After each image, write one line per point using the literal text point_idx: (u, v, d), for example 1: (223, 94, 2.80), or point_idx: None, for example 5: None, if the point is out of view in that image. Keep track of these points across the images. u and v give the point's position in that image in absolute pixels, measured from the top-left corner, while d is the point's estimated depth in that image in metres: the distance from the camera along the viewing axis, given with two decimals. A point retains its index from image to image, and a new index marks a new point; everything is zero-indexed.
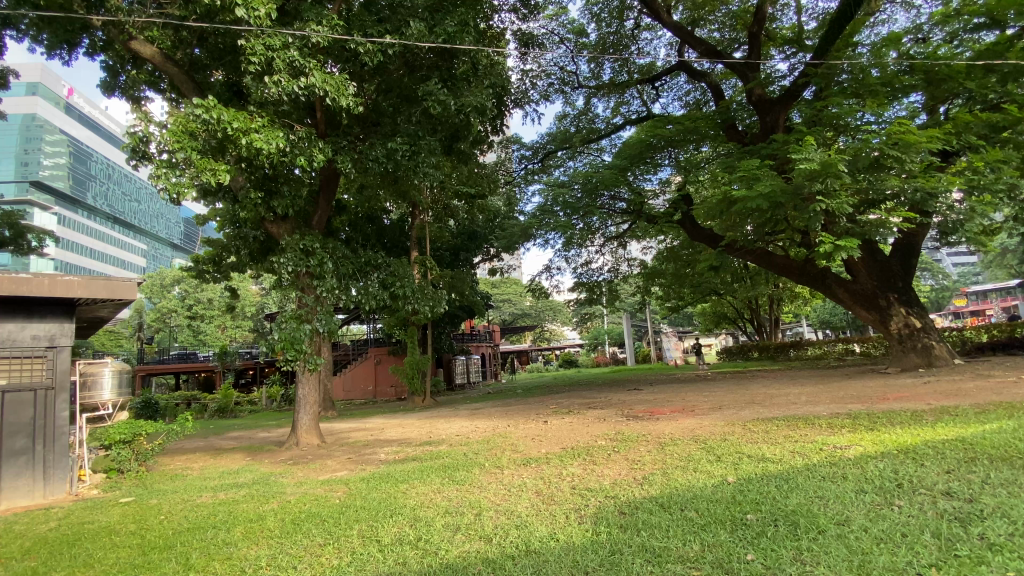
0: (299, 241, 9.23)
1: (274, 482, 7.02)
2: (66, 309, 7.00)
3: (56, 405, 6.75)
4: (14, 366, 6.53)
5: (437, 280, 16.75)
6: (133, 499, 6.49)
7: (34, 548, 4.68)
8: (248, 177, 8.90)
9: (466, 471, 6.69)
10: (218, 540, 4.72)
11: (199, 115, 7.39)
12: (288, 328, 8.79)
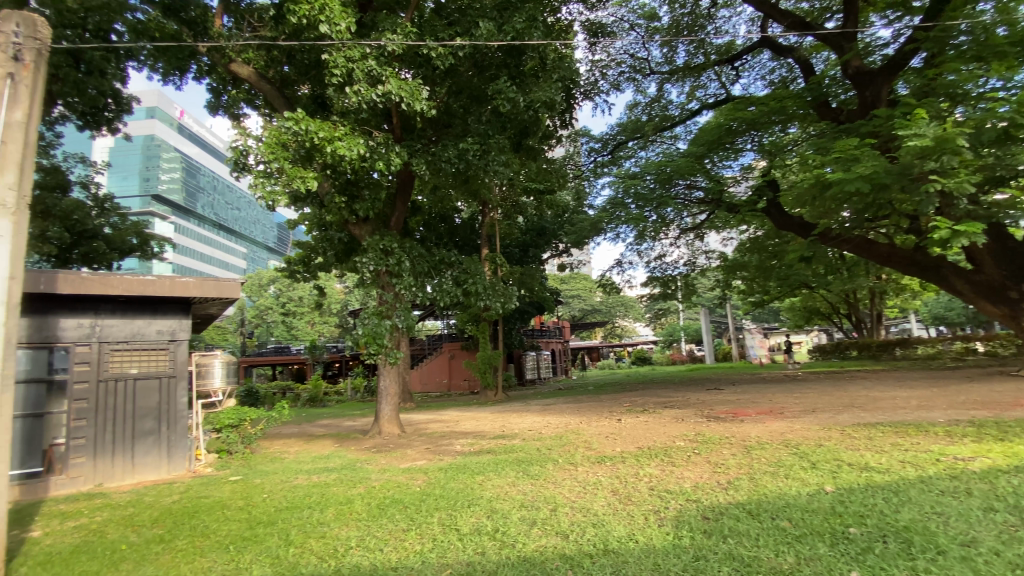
0: (379, 242, 9.74)
1: (360, 468, 7.47)
2: (182, 307, 7.87)
3: (177, 392, 7.65)
4: (145, 356, 7.48)
5: (507, 277, 16.95)
6: (240, 478, 7.21)
7: (162, 518, 5.32)
8: (333, 183, 9.49)
9: (540, 466, 6.72)
10: (314, 519, 5.11)
11: (291, 127, 8.01)
12: (371, 323, 9.35)
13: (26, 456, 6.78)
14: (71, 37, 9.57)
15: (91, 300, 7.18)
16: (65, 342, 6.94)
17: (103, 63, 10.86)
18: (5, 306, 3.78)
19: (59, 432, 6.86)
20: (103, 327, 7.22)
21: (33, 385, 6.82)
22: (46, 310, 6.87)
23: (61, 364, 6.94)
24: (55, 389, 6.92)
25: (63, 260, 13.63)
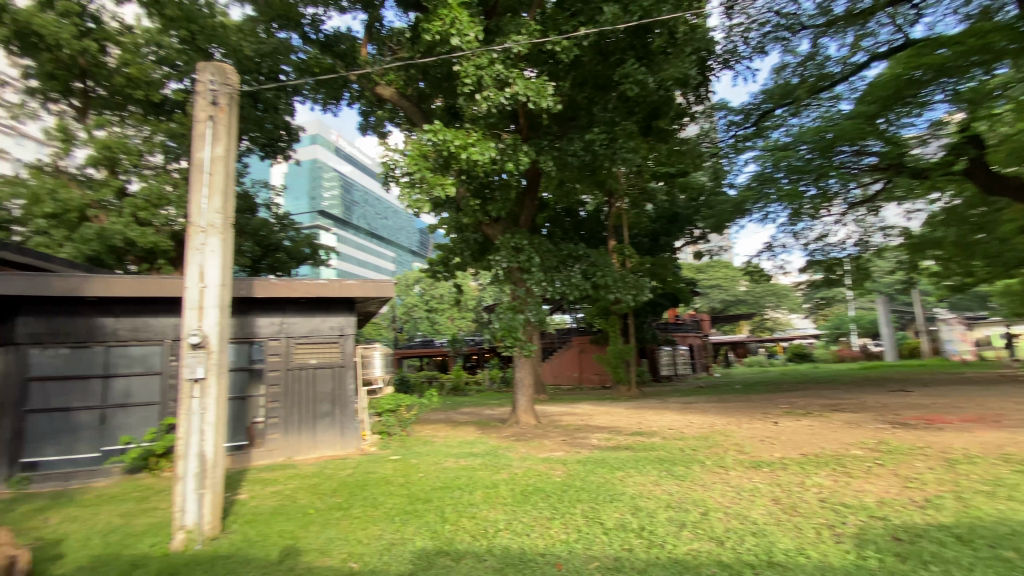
0: (511, 240, 10.10)
1: (502, 456, 7.84)
2: (347, 305, 9.03)
3: (346, 379, 8.82)
4: (321, 349, 8.75)
5: (638, 269, 16.38)
6: (400, 457, 8.07)
7: (341, 488, 6.16)
8: (467, 187, 10.05)
9: (686, 467, 6.37)
10: (465, 500, 5.48)
11: (430, 139, 8.67)
12: (506, 317, 9.75)
13: (235, 432, 8.18)
14: (250, 82, 11.22)
15: (279, 302, 8.56)
16: (262, 337, 8.40)
17: (274, 101, 13.06)
18: (218, 307, 4.68)
19: (258, 412, 8.31)
20: (289, 324, 8.58)
21: (238, 372, 8.36)
22: (247, 311, 8.38)
23: (258, 356, 8.42)
24: (254, 376, 8.43)
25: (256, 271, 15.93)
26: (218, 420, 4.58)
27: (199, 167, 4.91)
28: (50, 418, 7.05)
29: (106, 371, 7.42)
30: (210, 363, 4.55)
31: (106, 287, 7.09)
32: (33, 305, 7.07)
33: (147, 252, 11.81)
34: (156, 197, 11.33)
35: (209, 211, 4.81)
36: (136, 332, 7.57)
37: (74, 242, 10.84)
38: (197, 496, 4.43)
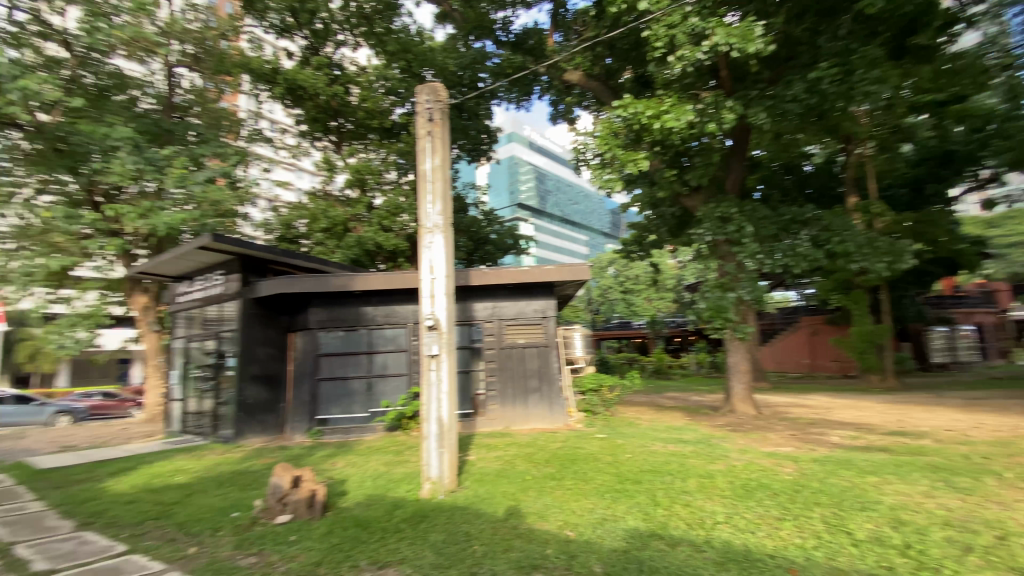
0: (716, 209, 9.17)
1: (717, 445, 7.26)
2: (548, 289, 9.52)
3: (551, 358, 9.34)
4: (528, 330, 9.43)
5: (891, 231, 13.15)
6: (607, 436, 8.18)
7: (553, 460, 6.55)
8: (662, 159, 9.49)
9: (978, 481, 4.90)
10: (677, 486, 5.25)
11: (621, 115, 8.39)
12: (714, 296, 9.02)
13: (463, 401, 9.31)
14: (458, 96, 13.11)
15: (492, 288, 9.47)
16: (479, 320, 9.42)
17: (475, 107, 14.75)
18: (444, 295, 5.40)
19: (480, 385, 9.37)
20: (500, 308, 9.46)
21: (463, 351, 9.45)
22: (468, 297, 9.45)
23: (478, 336, 9.44)
24: (475, 353, 9.45)
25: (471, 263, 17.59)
26: (451, 390, 5.32)
27: (423, 177, 5.71)
28: (334, 383, 9.21)
29: (369, 348, 9.30)
30: (442, 342, 5.30)
31: (365, 282, 8.93)
32: (320, 299, 9.28)
33: (389, 253, 14.40)
34: (393, 208, 13.65)
35: (433, 213, 5.56)
36: (388, 317, 9.33)
37: (342, 248, 13.66)
38: (438, 454, 5.21)
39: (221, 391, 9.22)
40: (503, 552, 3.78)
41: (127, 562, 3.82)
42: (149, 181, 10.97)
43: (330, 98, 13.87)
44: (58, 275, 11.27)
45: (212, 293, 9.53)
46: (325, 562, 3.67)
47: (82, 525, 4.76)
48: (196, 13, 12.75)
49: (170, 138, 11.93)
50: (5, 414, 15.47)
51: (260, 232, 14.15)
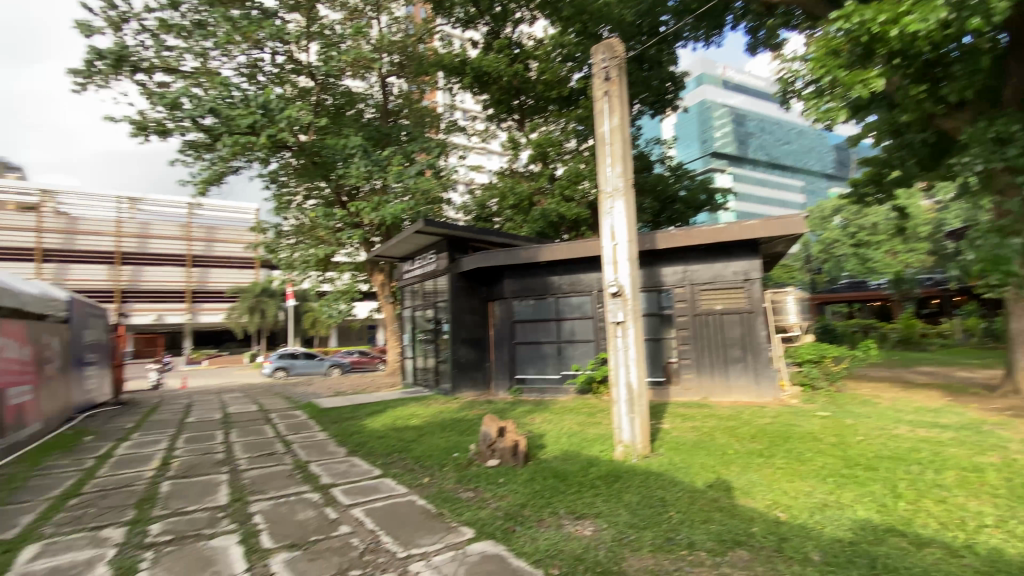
0: (989, 130, 6.88)
1: (994, 434, 5.63)
2: (749, 249, 8.51)
3: (756, 325, 8.39)
4: (725, 294, 8.64)
5: None
6: (829, 414, 7.05)
7: (759, 435, 5.96)
8: (905, 73, 7.45)
9: None
10: (929, 480, 4.27)
11: (841, 29, 6.81)
12: (988, 245, 6.57)
13: (654, 368, 9.22)
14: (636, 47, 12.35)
15: (682, 252, 8.92)
16: (668, 286, 9.06)
17: (657, 55, 13.73)
18: (628, 260, 5.29)
19: (672, 353, 9.08)
20: (692, 272, 8.87)
21: (651, 318, 9.30)
22: (653, 263, 9.18)
23: (667, 303, 9.13)
24: (665, 320, 9.18)
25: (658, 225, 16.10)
26: (639, 357, 5.24)
27: (602, 140, 5.61)
28: (528, 347, 9.98)
29: (558, 315, 9.74)
30: (627, 308, 5.22)
31: (551, 253, 9.28)
32: (512, 272, 10.06)
33: (573, 222, 14.65)
34: (574, 176, 13.68)
35: (613, 176, 5.43)
36: (573, 285, 9.57)
37: (529, 222, 14.37)
38: (629, 419, 5.23)
39: (440, 352, 10.82)
40: (701, 523, 3.64)
41: (382, 484, 4.85)
42: (376, 180, 13.21)
43: (511, 78, 14.54)
44: (323, 261, 14.65)
45: (426, 270, 11.12)
46: (529, 505, 4.07)
47: (352, 451, 6.19)
48: (399, 26, 14.64)
49: (387, 140, 14.12)
50: (302, 365, 21.08)
51: (461, 214, 15.94)
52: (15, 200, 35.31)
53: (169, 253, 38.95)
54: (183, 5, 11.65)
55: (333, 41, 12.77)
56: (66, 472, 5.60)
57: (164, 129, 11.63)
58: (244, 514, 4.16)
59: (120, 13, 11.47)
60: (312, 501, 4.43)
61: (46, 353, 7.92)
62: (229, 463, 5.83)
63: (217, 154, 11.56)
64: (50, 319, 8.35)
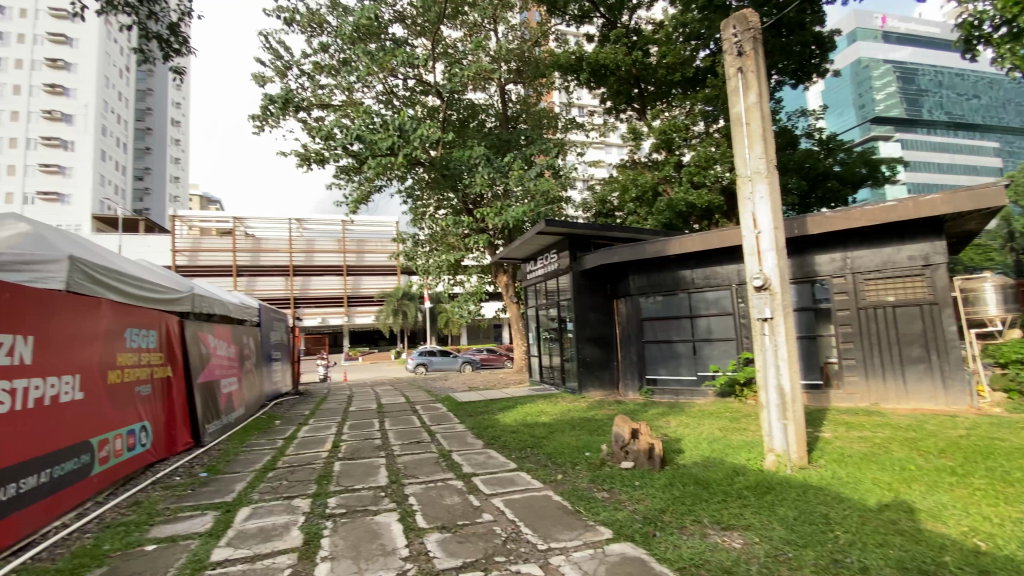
0: None
1: None
2: (931, 228, 7.15)
3: (944, 319, 7.03)
4: (900, 283, 7.37)
5: None
6: None
7: (949, 450, 4.99)
8: None
9: None
10: None
11: None
12: None
13: (808, 370, 8.22)
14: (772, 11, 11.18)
15: (841, 236, 7.80)
16: (825, 276, 7.97)
17: (797, 16, 12.25)
18: (774, 250, 4.80)
19: (832, 352, 7.99)
20: (854, 259, 7.70)
21: (804, 313, 8.27)
22: (804, 250, 8.16)
23: (823, 296, 8.06)
24: (821, 315, 8.10)
25: (805, 207, 14.31)
26: (791, 357, 4.73)
27: (738, 121, 5.18)
28: (659, 346, 9.59)
29: (691, 312, 9.21)
30: (776, 303, 4.75)
31: (681, 246, 8.79)
32: (638, 268, 9.75)
33: (703, 212, 13.70)
34: (704, 161, 12.77)
35: (753, 159, 4.97)
36: (708, 279, 8.97)
37: (654, 214, 13.74)
38: (782, 426, 4.74)
39: (565, 350, 10.89)
40: (875, 546, 3.15)
41: (518, 477, 5.05)
42: (499, 185, 13.78)
43: (630, 67, 14.10)
44: (454, 266, 15.64)
45: (549, 269, 11.26)
46: (669, 511, 3.90)
47: (488, 444, 6.54)
48: (515, 33, 15.10)
49: (508, 146, 14.65)
50: (439, 362, 22.79)
51: (581, 212, 15.98)
52: (219, 227, 43.78)
53: (328, 264, 44.99)
54: (332, 48, 13.39)
55: (456, 58, 13.64)
56: (265, 449, 6.79)
57: (321, 158, 13.47)
58: (400, 495, 4.64)
59: (285, 62, 13.56)
60: (457, 488, 4.78)
61: (245, 351, 9.68)
62: (385, 449, 6.54)
63: (363, 175, 13.06)
64: (247, 323, 10.19)
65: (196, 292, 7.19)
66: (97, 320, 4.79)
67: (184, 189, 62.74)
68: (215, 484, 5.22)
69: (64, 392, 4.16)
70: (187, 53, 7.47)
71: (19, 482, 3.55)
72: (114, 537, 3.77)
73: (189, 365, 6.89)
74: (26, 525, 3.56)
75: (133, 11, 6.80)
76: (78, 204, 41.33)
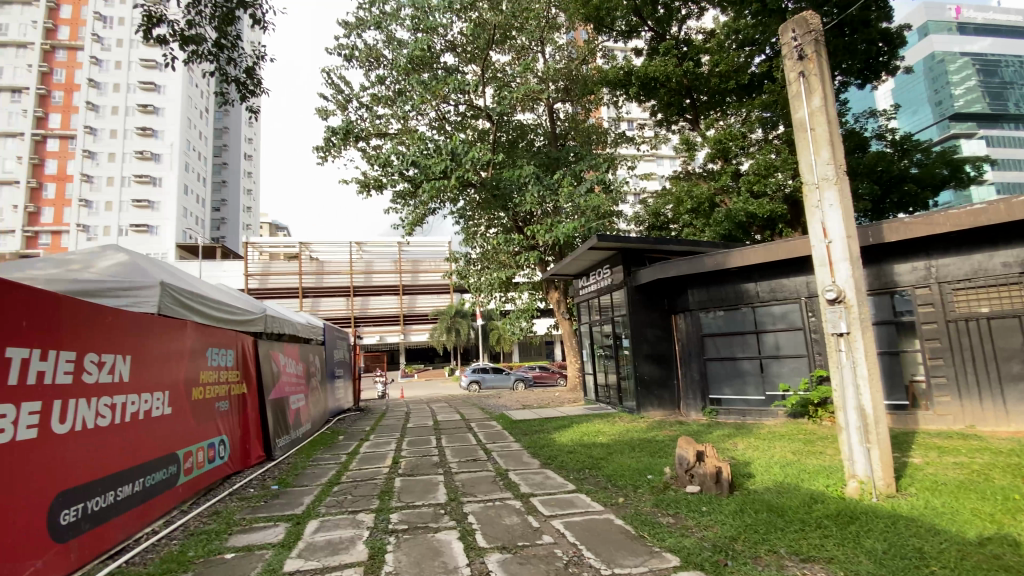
0: None
1: None
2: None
3: None
4: (994, 293, 6.67)
5: None
6: None
7: None
8: None
9: None
10: None
11: None
12: None
13: (892, 389, 7.60)
14: None
15: (922, 243, 7.19)
16: (906, 286, 7.37)
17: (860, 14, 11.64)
18: (848, 259, 4.50)
19: (918, 369, 7.33)
20: (939, 267, 7.06)
21: (884, 327, 7.68)
22: (881, 259, 7.58)
23: (905, 308, 7.44)
24: (904, 329, 7.48)
25: (879, 213, 13.34)
26: (872, 375, 4.39)
27: (801, 127, 4.95)
28: (722, 364, 9.18)
29: (757, 327, 8.78)
30: (852, 317, 4.43)
31: (743, 258, 8.42)
32: (697, 282, 9.42)
33: (765, 222, 13.09)
34: (765, 168, 12.23)
35: (821, 165, 4.73)
36: (774, 292, 8.53)
37: (712, 226, 13.24)
38: (864, 449, 4.37)
39: (621, 368, 10.64)
40: None
41: (578, 499, 4.94)
42: (549, 203, 13.84)
43: (682, 78, 13.85)
44: (505, 283, 15.77)
45: (602, 285, 11.10)
46: (741, 539, 3.68)
47: (545, 464, 6.46)
48: (563, 53, 15.29)
49: (558, 164, 14.75)
50: (492, 379, 22.89)
51: (633, 226, 15.75)
52: (286, 251, 46.60)
53: (385, 284, 46.68)
54: (388, 80, 14.11)
55: (505, 81, 13.97)
56: (330, 464, 7.05)
57: (379, 184, 14.12)
58: (459, 513, 4.66)
59: (346, 96, 14.41)
60: (516, 508, 4.74)
61: (311, 368, 10.17)
62: (443, 466, 6.62)
63: (418, 199, 13.54)
64: (313, 342, 10.71)
65: (268, 314, 7.66)
66: (184, 340, 5.20)
67: (256, 217, 67.47)
68: (285, 497, 5.47)
69: (156, 407, 4.53)
70: (260, 93, 8.10)
71: (117, 490, 3.88)
72: (198, 544, 4.03)
73: (262, 383, 7.32)
74: (122, 530, 3.88)
75: (214, 58, 7.50)
76: (164, 235, 45.41)
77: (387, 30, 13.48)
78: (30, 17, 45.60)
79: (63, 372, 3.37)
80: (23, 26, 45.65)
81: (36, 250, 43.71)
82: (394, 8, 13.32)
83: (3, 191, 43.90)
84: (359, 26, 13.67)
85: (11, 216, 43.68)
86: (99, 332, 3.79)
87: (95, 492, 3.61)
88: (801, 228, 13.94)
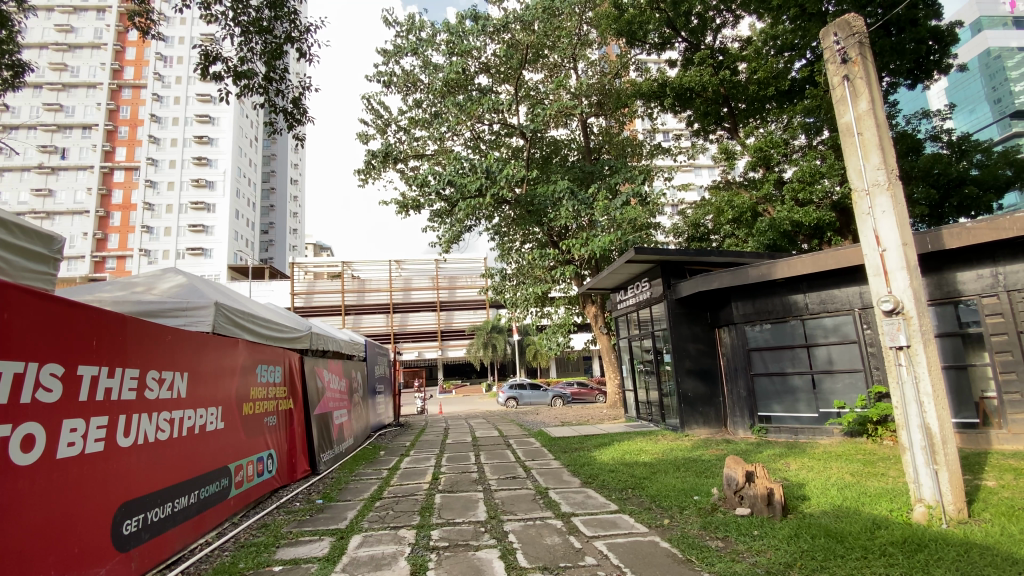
0: None
1: None
2: None
3: None
4: None
5: None
6: None
7: None
8: None
9: None
10: None
11: None
12: None
13: (960, 406, 7.05)
14: None
15: (985, 248, 6.72)
16: (971, 295, 6.88)
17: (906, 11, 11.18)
18: (905, 268, 4.25)
19: (989, 385, 6.80)
20: (1008, 275, 6.55)
21: (949, 339, 7.16)
22: (942, 267, 7.11)
23: (971, 318, 6.94)
24: (972, 342, 6.96)
25: (937, 217, 12.56)
26: (937, 391, 4.09)
27: (848, 132, 4.76)
28: (771, 380, 8.79)
29: (807, 341, 8.41)
30: (912, 329, 4.17)
31: (790, 268, 8.09)
32: (741, 293, 9.10)
33: (812, 231, 12.59)
34: (810, 175, 11.79)
35: (870, 170, 4.53)
36: (825, 304, 8.15)
37: (755, 236, 12.78)
38: (931, 471, 4.06)
39: (663, 384, 10.37)
40: None
41: (621, 520, 4.80)
42: (584, 217, 13.76)
43: (718, 86, 13.66)
44: (542, 298, 15.62)
45: (641, 298, 10.90)
46: (797, 566, 3.47)
47: (586, 483, 6.34)
48: (595, 68, 15.25)
49: (592, 177, 14.71)
50: (530, 395, 22.70)
51: (672, 237, 15.48)
52: (329, 270, 48.29)
53: (423, 301, 47.58)
54: (425, 102, 14.58)
55: (538, 99, 14.16)
56: (371, 479, 7.16)
57: (417, 204, 14.50)
58: (500, 532, 4.62)
59: (384, 120, 14.95)
60: (557, 528, 4.66)
61: (354, 385, 10.40)
62: (482, 483, 6.59)
63: (454, 217, 13.80)
64: (355, 358, 10.97)
65: (313, 331, 7.92)
66: (235, 357, 5.42)
67: (301, 238, 70.36)
68: (330, 511, 5.58)
69: (210, 422, 4.75)
70: (304, 122, 8.51)
71: (173, 502, 4.07)
72: (248, 556, 4.16)
73: (307, 399, 7.54)
74: (179, 540, 4.06)
75: (264, 91, 7.96)
76: (217, 257, 48.01)
77: (424, 55, 13.94)
78: (101, 60, 49.85)
79: (127, 388, 3.58)
80: (95, 69, 49.93)
81: (104, 273, 47.11)
82: (430, 34, 13.80)
83: (76, 220, 47.72)
84: (397, 53, 14.22)
85: (83, 243, 47.37)
86: (160, 351, 4.02)
87: (154, 504, 3.80)
88: (851, 236, 13.28)
